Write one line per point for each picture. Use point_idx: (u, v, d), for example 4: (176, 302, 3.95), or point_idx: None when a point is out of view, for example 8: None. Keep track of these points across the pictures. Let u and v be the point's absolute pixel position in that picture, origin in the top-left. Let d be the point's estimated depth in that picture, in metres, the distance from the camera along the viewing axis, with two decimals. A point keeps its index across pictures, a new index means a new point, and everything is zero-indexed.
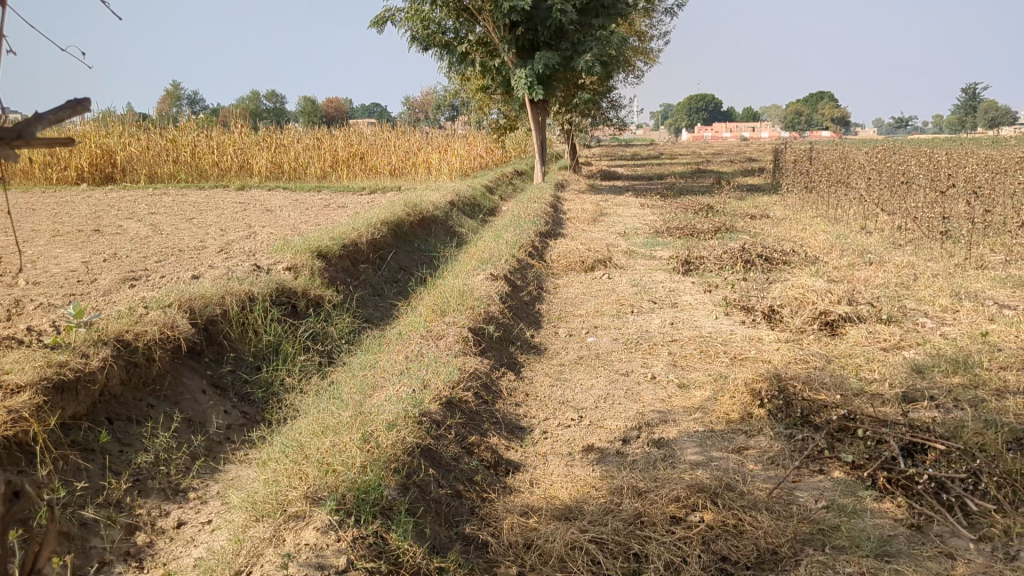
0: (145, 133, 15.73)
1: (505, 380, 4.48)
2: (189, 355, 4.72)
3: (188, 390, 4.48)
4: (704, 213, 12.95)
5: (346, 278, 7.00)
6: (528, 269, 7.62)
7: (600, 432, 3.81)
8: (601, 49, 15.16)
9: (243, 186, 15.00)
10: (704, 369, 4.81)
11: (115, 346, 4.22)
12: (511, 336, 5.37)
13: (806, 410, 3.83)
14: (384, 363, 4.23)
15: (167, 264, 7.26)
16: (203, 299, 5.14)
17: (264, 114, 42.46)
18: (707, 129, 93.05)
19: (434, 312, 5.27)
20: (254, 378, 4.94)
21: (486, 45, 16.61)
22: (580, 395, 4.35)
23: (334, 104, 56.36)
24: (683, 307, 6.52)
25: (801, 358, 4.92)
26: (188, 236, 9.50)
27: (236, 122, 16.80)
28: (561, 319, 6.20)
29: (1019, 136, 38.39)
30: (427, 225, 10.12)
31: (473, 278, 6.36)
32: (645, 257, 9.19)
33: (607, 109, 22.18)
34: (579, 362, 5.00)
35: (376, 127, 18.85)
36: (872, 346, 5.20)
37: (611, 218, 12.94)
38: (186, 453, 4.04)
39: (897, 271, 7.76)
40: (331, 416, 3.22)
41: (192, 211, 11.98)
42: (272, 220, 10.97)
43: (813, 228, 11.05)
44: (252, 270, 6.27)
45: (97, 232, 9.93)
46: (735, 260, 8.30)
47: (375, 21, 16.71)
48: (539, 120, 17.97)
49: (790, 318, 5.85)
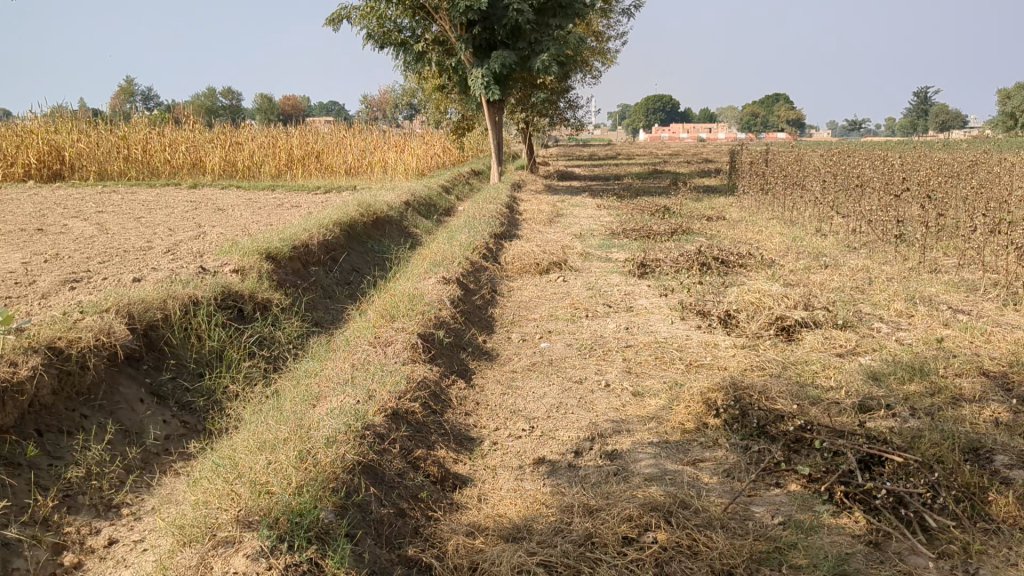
0: (95, 129, 15.33)
1: (455, 388, 4.36)
2: (127, 362, 4.52)
3: (126, 399, 4.29)
4: (660, 214, 12.92)
5: (296, 280, 6.83)
6: (482, 272, 7.50)
7: (552, 444, 3.70)
8: (558, 49, 15.08)
9: (195, 185, 14.66)
10: (660, 376, 4.72)
11: (47, 353, 4.02)
12: (463, 341, 5.25)
13: (762, 420, 3.76)
14: (329, 372, 4.08)
15: (111, 266, 7.03)
16: (143, 304, 4.94)
17: (221, 112, 41.91)
18: (665, 130, 93.49)
19: (384, 317, 5.13)
20: (195, 386, 4.75)
21: (443, 44, 16.46)
22: (532, 404, 4.23)
23: (292, 103, 55.65)
24: (638, 311, 6.44)
25: (756, 365, 4.85)
26: (135, 236, 9.24)
27: (189, 120, 16.46)
28: (514, 323, 6.09)
29: (972, 138, 38.92)
30: (381, 226, 9.95)
31: (425, 281, 6.23)
32: (600, 259, 9.12)
33: (565, 109, 22.13)
34: (532, 369, 4.89)
35: (333, 124, 18.61)
36: (828, 353, 5.16)
37: (568, 219, 12.86)
38: (121, 466, 3.85)
39: (852, 275, 7.76)
40: (270, 431, 3.07)
41: (141, 210, 11.70)
42: (223, 220, 10.73)
43: (768, 230, 11.06)
44: (197, 273, 6.07)
45: (40, 231, 9.62)
46: (692, 263, 8.25)
47: (330, 18, 16.48)
48: (496, 119, 17.84)
49: (746, 324, 5.80)
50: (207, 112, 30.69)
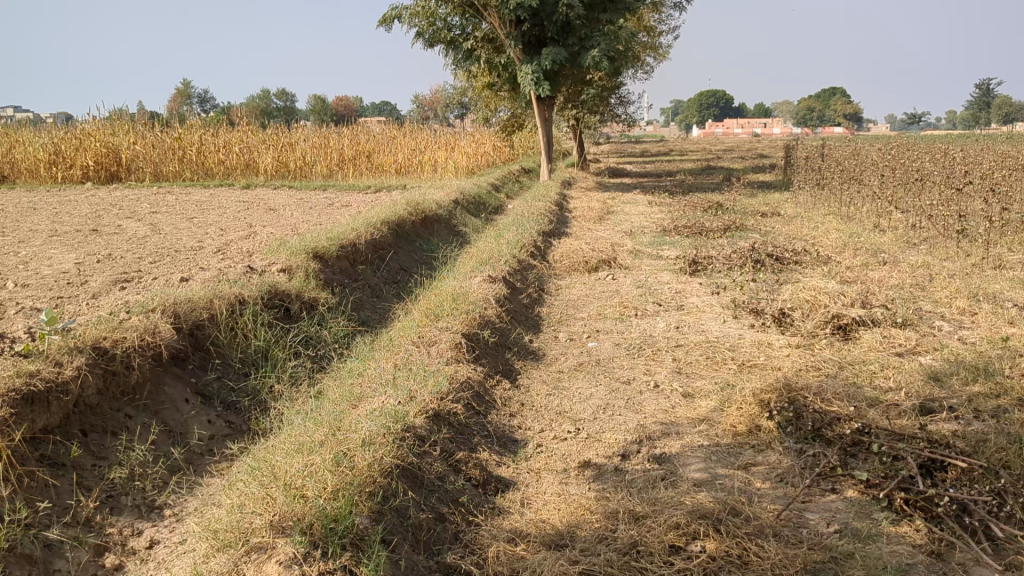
0: (151, 131, 15.59)
1: (500, 389, 4.27)
2: (172, 362, 4.50)
3: (170, 399, 4.27)
4: (713, 211, 12.70)
5: (343, 279, 6.81)
6: (529, 270, 7.42)
7: (599, 447, 3.59)
8: (608, 44, 14.93)
9: (248, 186, 14.78)
10: (711, 377, 4.59)
11: (93, 353, 4.01)
12: (509, 340, 5.17)
13: (817, 423, 3.62)
14: (372, 373, 4.02)
15: (161, 265, 7.09)
16: (190, 303, 4.93)
17: (275, 112, 42.36)
18: (718, 126, 92.53)
19: (429, 317, 5.06)
20: (240, 386, 4.73)
21: (493, 41, 16.40)
22: (578, 405, 4.13)
23: (344, 104, 55.87)
24: (689, 310, 6.30)
25: (812, 365, 4.71)
26: (187, 236, 9.34)
27: (242, 120, 16.61)
28: (562, 322, 5.99)
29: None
30: (429, 225, 9.92)
31: (472, 280, 6.16)
32: (651, 257, 8.97)
33: (616, 105, 21.96)
34: (579, 369, 4.79)
35: (384, 124, 18.63)
36: (886, 352, 4.99)
37: (618, 216, 12.72)
38: (164, 466, 3.83)
39: (912, 272, 7.53)
40: (309, 433, 3.02)
41: (194, 210, 11.82)
42: (274, 220, 10.78)
43: (824, 226, 10.81)
44: (244, 272, 6.07)
45: (96, 232, 9.78)
46: (745, 261, 8.08)
47: (382, 18, 16.52)
48: (545, 116, 17.72)
49: (801, 322, 5.63)
50: (262, 114, 31.05)
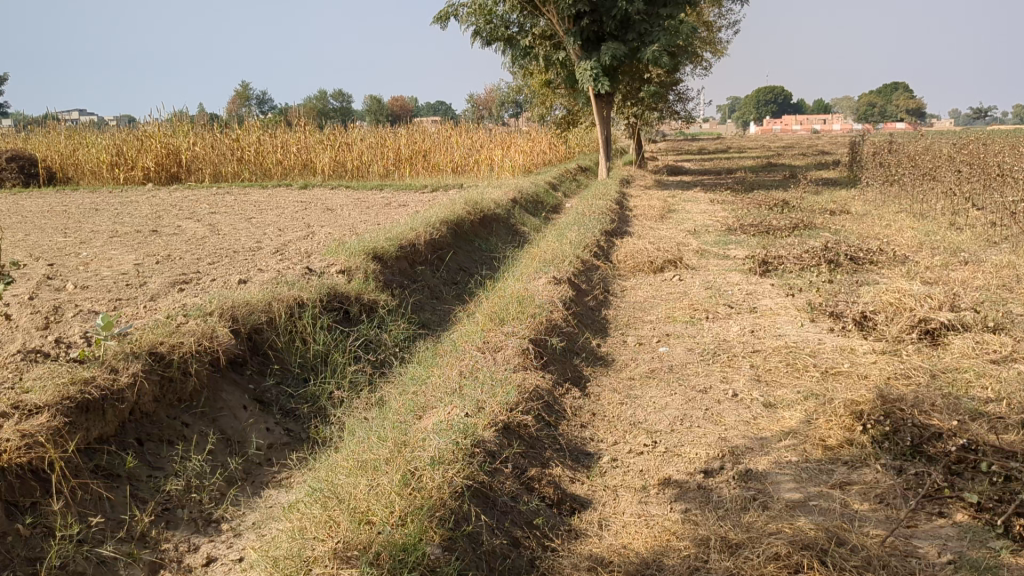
0: (211, 132, 15.70)
1: (570, 398, 4.05)
2: (230, 368, 4.36)
3: (228, 406, 4.12)
4: (778, 209, 12.34)
5: (402, 280, 6.65)
6: (593, 271, 7.19)
7: (679, 462, 3.36)
8: (669, 39, 14.62)
9: (306, 185, 14.78)
10: (793, 386, 4.32)
11: (149, 359, 3.89)
12: (576, 346, 4.94)
13: (916, 438, 3.34)
14: (436, 381, 3.82)
15: (220, 266, 7.01)
16: (248, 306, 4.79)
17: (332, 113, 42.74)
18: (777, 123, 91.17)
19: (492, 320, 4.85)
20: (299, 392, 4.55)
21: (551, 38, 16.18)
22: (654, 417, 3.89)
23: (400, 103, 56.21)
24: (763, 313, 6.02)
25: (902, 373, 4.40)
26: (245, 237, 9.28)
27: (300, 120, 16.61)
28: (630, 325, 5.75)
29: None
30: (488, 224, 9.74)
31: (535, 282, 5.94)
32: (717, 256, 8.68)
33: (674, 102, 21.60)
34: (651, 376, 4.55)
35: (441, 124, 18.47)
36: (981, 359, 4.66)
37: (680, 215, 12.42)
38: (222, 478, 3.64)
39: (997, 272, 7.14)
40: (374, 447, 2.85)
41: (252, 211, 11.79)
42: (331, 220, 10.69)
43: (897, 224, 10.40)
44: (303, 273, 5.94)
45: (155, 232, 9.79)
46: (818, 261, 7.75)
47: (438, 17, 16.41)
48: (604, 114, 17.44)
49: (885, 327, 5.32)
50: (319, 116, 31.28)
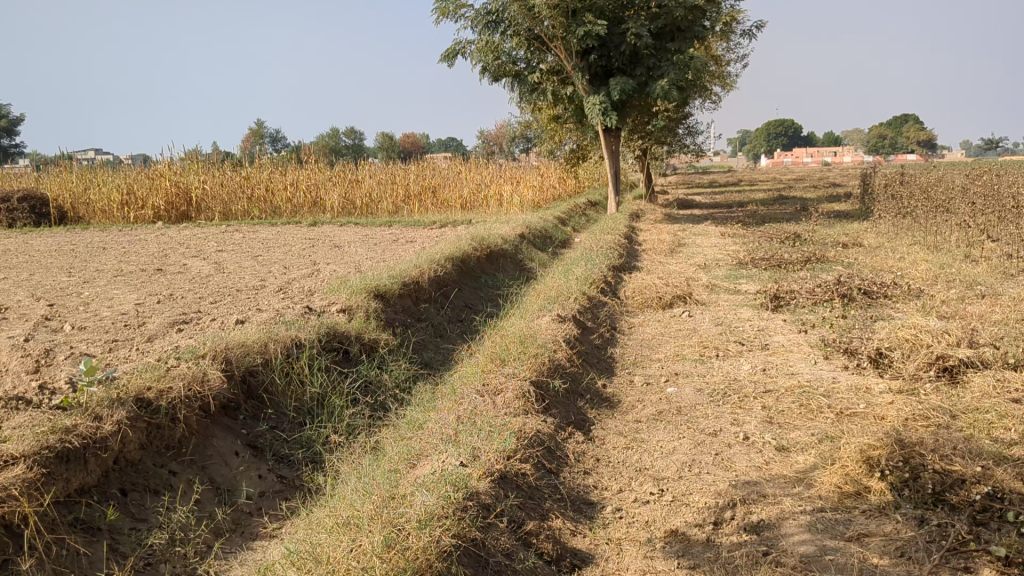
0: (221, 170, 15.72)
1: (572, 443, 3.88)
2: (222, 413, 4.22)
3: (218, 452, 3.96)
4: (790, 242, 12.20)
5: (405, 319, 6.51)
6: (601, 308, 7.04)
7: (686, 513, 3.18)
8: (678, 73, 14.57)
9: (315, 222, 14.73)
10: (807, 429, 4.14)
11: (135, 405, 3.74)
12: (581, 387, 4.78)
13: (937, 486, 3.16)
14: (433, 425, 3.66)
15: (221, 305, 6.91)
16: (243, 347, 4.64)
17: (343, 151, 42.93)
18: (788, 156, 91.23)
19: (494, 360, 4.70)
20: (294, 437, 4.38)
21: (559, 73, 16.17)
22: (660, 462, 3.71)
23: (412, 139, 56.54)
24: (774, 350, 5.85)
25: (920, 414, 4.23)
26: (250, 275, 9.18)
27: (310, 157, 16.62)
28: (638, 364, 5.59)
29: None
30: (495, 260, 9.62)
31: (540, 320, 5.79)
32: (728, 291, 8.53)
33: (684, 135, 21.57)
34: (659, 418, 4.37)
35: (450, 159, 18.42)
36: (1001, 397, 4.48)
37: (690, 249, 12.28)
38: (208, 529, 3.46)
39: (1015, 305, 6.97)
40: (363, 503, 2.71)
41: (260, 248, 11.72)
42: (338, 257, 10.62)
43: (911, 256, 10.25)
44: (302, 312, 5.82)
45: (160, 271, 9.71)
46: (831, 295, 7.59)
47: (445, 54, 16.43)
48: (612, 148, 17.39)
49: (901, 364, 5.14)
50: (332, 154, 31.41)
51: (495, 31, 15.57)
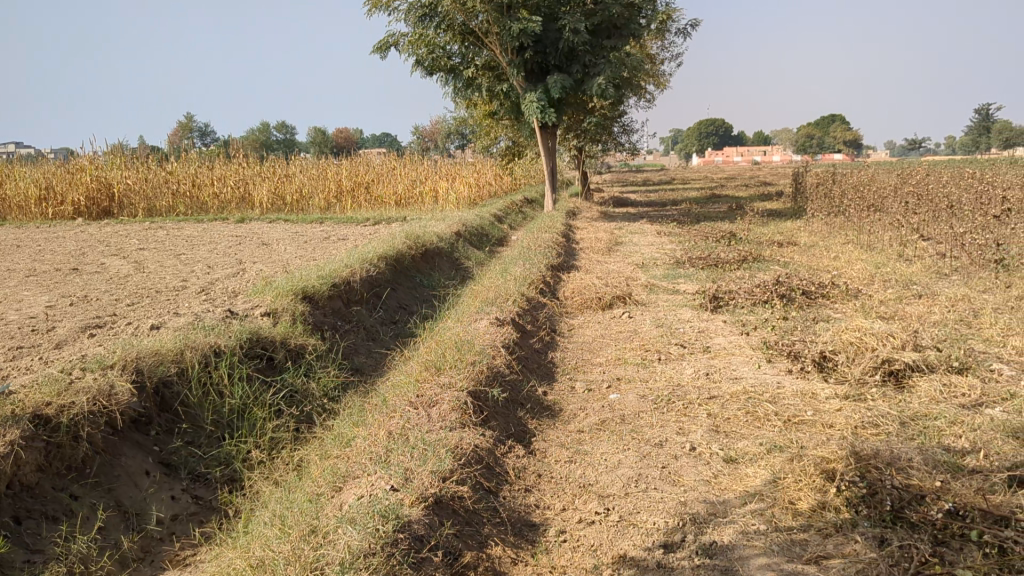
0: (144, 164, 15.15)
1: (511, 458, 3.65)
2: (132, 428, 3.88)
3: (127, 473, 3.64)
4: (726, 241, 12.14)
5: (335, 322, 6.21)
6: (539, 309, 6.83)
7: (633, 536, 2.97)
8: (614, 71, 14.45)
9: (244, 219, 14.28)
10: (755, 438, 3.97)
11: (31, 423, 3.41)
12: (520, 395, 4.55)
13: (896, 502, 2.98)
14: (361, 443, 3.39)
15: (138, 308, 6.52)
16: (157, 356, 4.32)
17: (274, 146, 42.18)
18: (719, 155, 92.34)
19: (428, 369, 4.44)
20: (213, 453, 4.07)
21: (494, 69, 15.94)
22: (605, 477, 3.50)
23: (345, 135, 55.69)
24: (717, 353, 5.70)
25: (870, 422, 4.09)
26: (171, 275, 8.75)
27: (239, 152, 16.11)
28: (578, 369, 5.38)
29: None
30: (430, 259, 9.35)
31: (476, 323, 5.54)
32: (667, 291, 8.39)
33: (619, 133, 21.52)
34: (602, 428, 4.16)
35: (384, 155, 18.06)
36: (949, 403, 4.37)
37: (627, 247, 12.14)
38: (113, 561, 3.15)
39: (953, 306, 6.94)
40: (283, 543, 2.44)
41: (184, 246, 11.28)
42: (266, 256, 10.23)
43: (845, 255, 10.25)
44: (223, 316, 5.49)
45: (76, 271, 9.22)
46: (770, 295, 7.49)
47: (378, 47, 16.08)
48: (548, 145, 17.23)
49: (846, 368, 5.02)
50: (261, 147, 30.68)
51: (429, 25, 15.18)
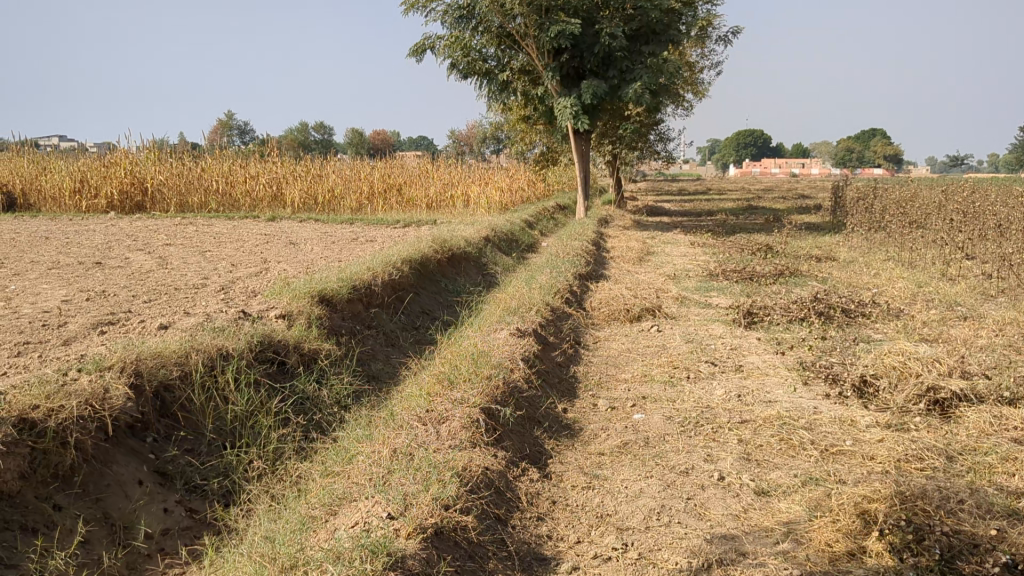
0: (179, 160, 15.08)
1: (524, 482, 3.39)
2: (127, 434, 3.68)
3: (118, 482, 3.43)
4: (761, 254, 11.81)
5: (353, 327, 6.00)
6: (565, 320, 6.58)
7: None
8: (651, 77, 14.15)
9: (274, 217, 14.16)
10: (788, 469, 3.70)
11: (16, 428, 3.21)
12: (539, 413, 4.30)
13: (946, 551, 2.70)
14: (363, 462, 3.15)
15: (153, 305, 6.35)
16: (158, 359, 4.11)
17: (312, 145, 42.31)
18: (756, 166, 91.47)
19: (443, 381, 4.20)
20: (212, 464, 3.85)
21: (529, 73, 15.68)
22: (624, 507, 3.24)
23: (382, 136, 55.76)
24: (749, 372, 5.42)
25: (914, 456, 3.80)
26: (193, 272, 8.60)
27: (273, 150, 16.00)
28: (602, 385, 5.12)
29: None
30: (456, 264, 9.13)
31: (496, 334, 5.30)
32: (699, 304, 8.11)
33: (655, 141, 21.19)
34: (624, 452, 3.90)
35: (418, 157, 17.90)
36: (1000, 437, 4.07)
37: (659, 258, 11.85)
38: None
39: (1000, 330, 6.60)
40: None
41: (210, 243, 11.15)
42: (291, 255, 10.06)
43: (886, 273, 9.89)
44: (235, 317, 5.29)
45: (99, 265, 9.09)
46: (806, 312, 7.18)
47: (414, 49, 15.92)
48: (582, 150, 16.96)
49: (888, 395, 4.72)
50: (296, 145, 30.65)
51: (466, 27, 14.97)
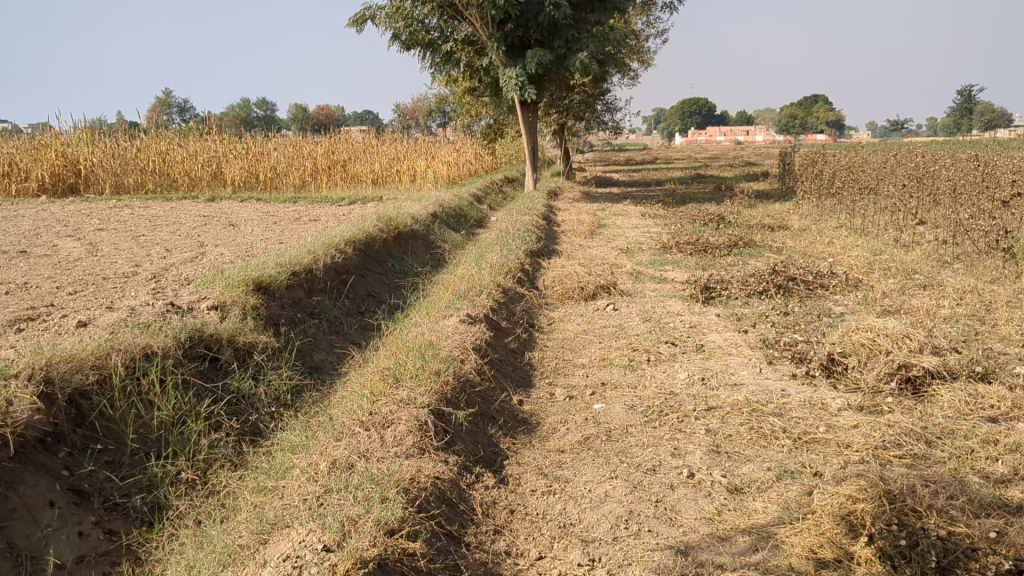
0: (112, 139, 14.42)
1: (478, 491, 3.10)
2: (36, 449, 3.29)
3: (25, 505, 3.03)
4: (714, 225, 11.61)
5: (293, 315, 5.63)
6: (516, 301, 6.28)
7: None
8: (598, 46, 13.82)
9: (214, 197, 13.63)
10: (761, 462, 3.45)
11: None
12: (492, 408, 4.00)
13: (942, 558, 2.45)
14: (297, 479, 2.83)
15: (78, 298, 5.90)
16: (72, 362, 3.72)
17: (255, 122, 41.37)
18: (702, 134, 91.81)
19: (387, 377, 3.88)
20: (135, 478, 3.50)
21: (474, 43, 15.24)
22: (588, 514, 2.97)
23: (326, 112, 54.75)
24: (711, 352, 5.18)
25: (891, 442, 3.58)
26: (124, 259, 8.12)
27: (212, 127, 15.41)
28: (558, 372, 4.84)
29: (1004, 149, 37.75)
30: (403, 243, 8.77)
31: (445, 321, 4.98)
32: (654, 279, 7.86)
33: (603, 112, 20.90)
34: (585, 448, 3.63)
35: (361, 131, 17.41)
36: (977, 417, 3.86)
37: (611, 231, 11.61)
38: None
39: (961, 297, 6.44)
40: None
41: (145, 227, 10.63)
42: (229, 238, 9.61)
43: (840, 241, 9.74)
44: (163, 309, 4.90)
45: (23, 253, 8.54)
46: (765, 285, 6.97)
47: (353, 19, 15.38)
48: (529, 122, 16.62)
49: (858, 374, 4.49)
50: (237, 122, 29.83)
51: None
